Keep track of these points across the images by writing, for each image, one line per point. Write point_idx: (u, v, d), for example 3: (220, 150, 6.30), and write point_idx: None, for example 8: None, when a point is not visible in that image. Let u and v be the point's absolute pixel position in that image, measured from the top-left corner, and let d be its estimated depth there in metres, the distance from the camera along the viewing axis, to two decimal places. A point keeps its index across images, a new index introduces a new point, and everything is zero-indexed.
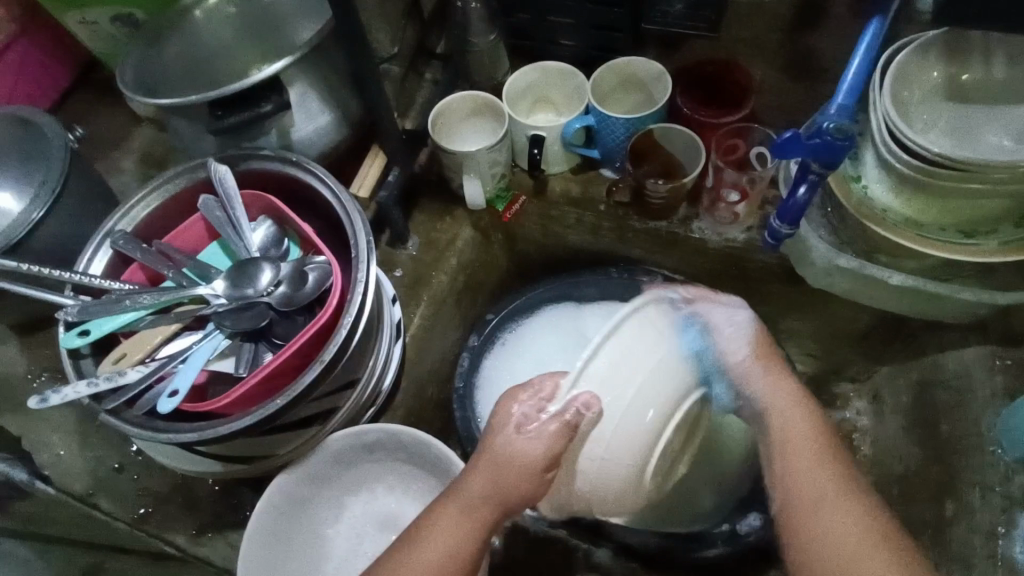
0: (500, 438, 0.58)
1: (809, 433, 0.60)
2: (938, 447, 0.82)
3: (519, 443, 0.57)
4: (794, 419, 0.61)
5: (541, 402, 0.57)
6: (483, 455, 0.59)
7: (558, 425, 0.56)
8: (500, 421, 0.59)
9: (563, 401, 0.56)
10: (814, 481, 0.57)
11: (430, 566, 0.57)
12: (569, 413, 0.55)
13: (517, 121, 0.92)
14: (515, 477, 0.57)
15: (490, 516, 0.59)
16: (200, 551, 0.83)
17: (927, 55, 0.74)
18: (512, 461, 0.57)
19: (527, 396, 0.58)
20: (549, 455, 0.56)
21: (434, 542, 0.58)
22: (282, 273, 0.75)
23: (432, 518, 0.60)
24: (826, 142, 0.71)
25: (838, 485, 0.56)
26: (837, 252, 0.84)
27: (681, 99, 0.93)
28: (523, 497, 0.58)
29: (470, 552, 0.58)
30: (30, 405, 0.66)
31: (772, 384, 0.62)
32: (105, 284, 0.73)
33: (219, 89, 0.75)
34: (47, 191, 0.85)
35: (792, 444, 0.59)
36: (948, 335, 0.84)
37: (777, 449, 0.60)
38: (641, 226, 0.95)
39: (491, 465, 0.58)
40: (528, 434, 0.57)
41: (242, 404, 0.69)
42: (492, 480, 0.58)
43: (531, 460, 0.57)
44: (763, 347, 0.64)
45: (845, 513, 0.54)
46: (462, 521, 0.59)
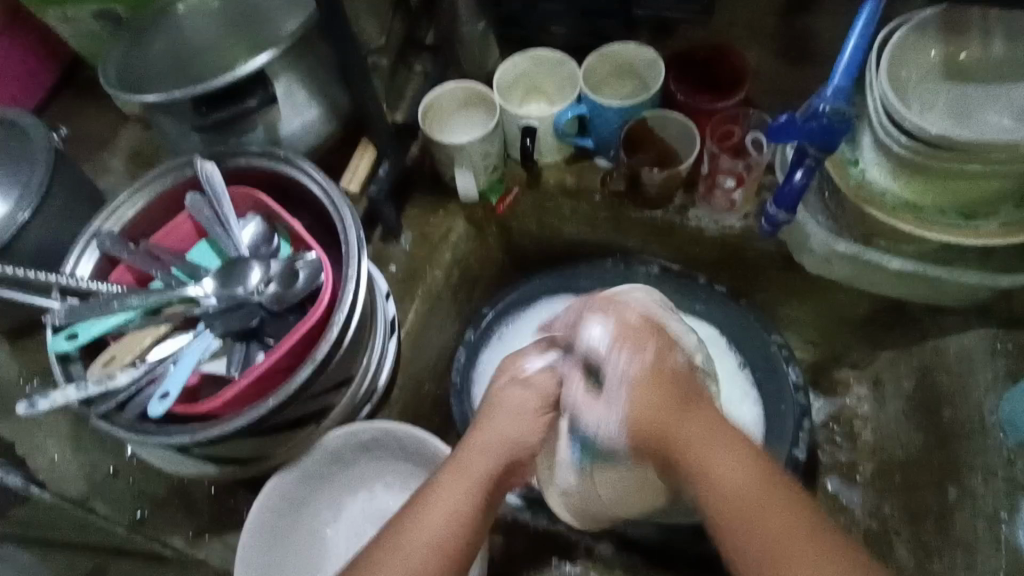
0: (503, 392, 0.67)
1: (754, 498, 0.51)
2: (941, 433, 0.81)
3: (514, 390, 0.66)
4: (743, 488, 0.51)
5: (536, 355, 0.68)
6: (492, 410, 0.65)
7: (546, 373, 0.66)
8: (503, 378, 0.68)
9: (553, 347, 0.68)
10: (792, 559, 0.48)
11: (427, 540, 0.57)
12: (555, 367, 0.66)
13: (509, 111, 0.91)
14: (513, 424, 0.64)
15: (486, 476, 0.62)
16: (198, 554, 0.81)
17: (925, 33, 0.72)
18: (510, 404, 0.65)
19: (526, 354, 0.69)
20: (543, 399, 0.65)
21: (428, 514, 0.58)
22: (273, 271, 0.74)
23: (429, 492, 0.60)
24: (822, 125, 0.69)
25: (812, 555, 0.48)
26: (836, 236, 0.83)
27: (675, 85, 0.91)
28: (523, 443, 0.65)
29: (468, 517, 0.59)
30: (18, 411, 0.65)
31: (693, 445, 0.55)
32: (92, 286, 0.72)
33: (202, 85, 0.73)
34: (32, 193, 0.84)
35: (744, 513, 0.51)
36: (949, 319, 0.84)
37: (719, 522, 0.52)
38: (637, 216, 0.94)
39: (496, 416, 0.65)
40: (521, 383, 0.66)
41: (234, 405, 0.68)
42: (495, 434, 0.64)
43: (528, 402, 0.65)
44: (659, 418, 0.57)
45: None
46: (464, 483, 0.60)
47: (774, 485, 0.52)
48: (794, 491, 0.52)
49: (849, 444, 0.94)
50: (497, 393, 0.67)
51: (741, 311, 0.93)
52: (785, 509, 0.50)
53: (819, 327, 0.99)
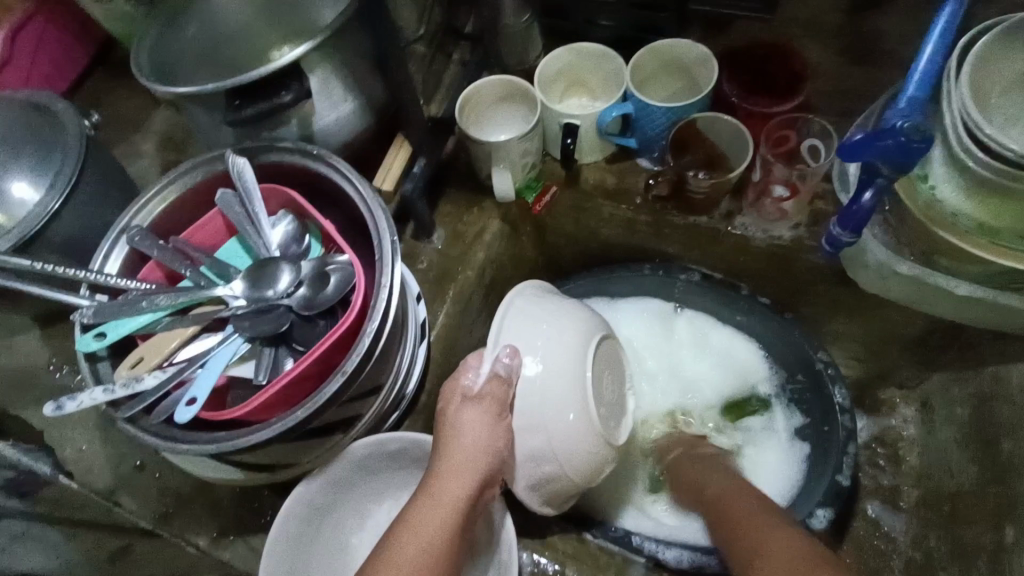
0: (450, 413, 0.67)
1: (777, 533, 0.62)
2: (998, 468, 0.76)
3: (469, 408, 0.66)
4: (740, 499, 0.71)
5: (474, 372, 0.67)
6: (446, 439, 0.66)
7: (493, 381, 0.66)
8: (449, 402, 0.68)
9: (492, 358, 0.68)
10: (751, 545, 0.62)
11: (417, 546, 0.60)
12: (500, 369, 0.67)
13: (551, 108, 0.87)
14: (472, 437, 0.65)
15: (464, 490, 0.64)
16: (221, 554, 0.80)
17: (1016, 37, 0.65)
18: (464, 427, 0.65)
19: (461, 373, 0.68)
20: (494, 409, 0.66)
21: (414, 528, 0.62)
22: (303, 273, 0.71)
23: (407, 515, 0.63)
24: (899, 143, 0.63)
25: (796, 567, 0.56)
26: (898, 258, 0.77)
27: (728, 85, 0.85)
28: (487, 452, 0.66)
29: (446, 538, 0.62)
30: (46, 412, 0.63)
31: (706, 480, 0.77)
32: (122, 284, 0.70)
33: (236, 77, 0.70)
34: (64, 180, 0.82)
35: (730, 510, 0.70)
36: (1013, 347, 0.78)
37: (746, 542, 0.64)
38: (680, 222, 0.90)
39: (452, 443, 0.66)
40: (472, 401, 0.66)
41: (262, 412, 0.66)
42: (457, 450, 0.65)
43: (484, 415, 0.66)
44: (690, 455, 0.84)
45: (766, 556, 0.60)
46: (437, 501, 0.63)
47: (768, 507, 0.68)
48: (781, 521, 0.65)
49: (894, 467, 0.94)
50: (448, 416, 0.67)
51: (786, 325, 0.90)
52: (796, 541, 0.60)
53: (867, 344, 0.94)
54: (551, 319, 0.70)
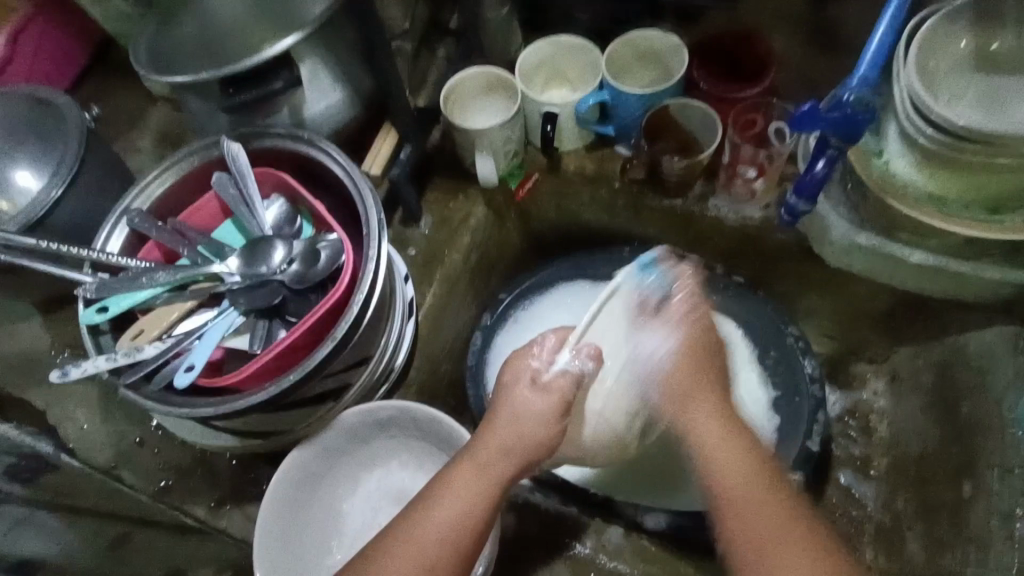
0: (515, 394, 0.65)
1: (748, 482, 0.57)
2: (958, 430, 0.80)
3: (534, 394, 0.64)
4: (738, 465, 0.58)
5: (548, 357, 0.66)
6: (499, 415, 0.64)
7: (562, 377, 0.64)
8: (512, 382, 0.66)
9: (573, 351, 0.64)
10: (761, 528, 0.54)
11: (443, 524, 0.59)
12: (576, 365, 0.64)
13: (530, 97, 0.91)
14: (530, 425, 0.63)
15: (506, 471, 0.62)
16: (219, 523, 0.85)
17: (956, 22, 0.70)
18: (526, 411, 0.64)
19: (535, 354, 0.66)
20: (559, 403, 0.64)
21: (445, 504, 0.60)
22: (295, 250, 0.75)
23: (447, 480, 0.62)
24: (845, 116, 0.69)
25: (776, 522, 0.55)
26: (857, 229, 0.82)
27: (698, 72, 0.90)
28: (541, 444, 0.64)
29: (481, 515, 0.60)
30: (51, 379, 0.67)
31: (697, 421, 0.62)
32: (122, 262, 0.74)
33: (229, 66, 0.74)
34: (65, 169, 0.86)
35: (732, 496, 0.57)
36: (971, 315, 0.82)
37: (722, 506, 0.57)
38: (656, 204, 0.94)
39: (508, 422, 0.64)
40: (540, 385, 0.64)
41: (256, 379, 0.70)
42: (508, 433, 0.63)
43: (546, 408, 0.64)
44: (700, 356, 0.64)
45: (791, 556, 0.53)
46: (477, 479, 0.62)
47: (768, 468, 0.58)
48: (779, 478, 0.58)
49: (865, 437, 0.98)
50: (507, 392, 0.65)
51: (758, 302, 0.94)
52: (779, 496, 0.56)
53: (837, 321, 0.98)
54: (632, 321, 0.66)
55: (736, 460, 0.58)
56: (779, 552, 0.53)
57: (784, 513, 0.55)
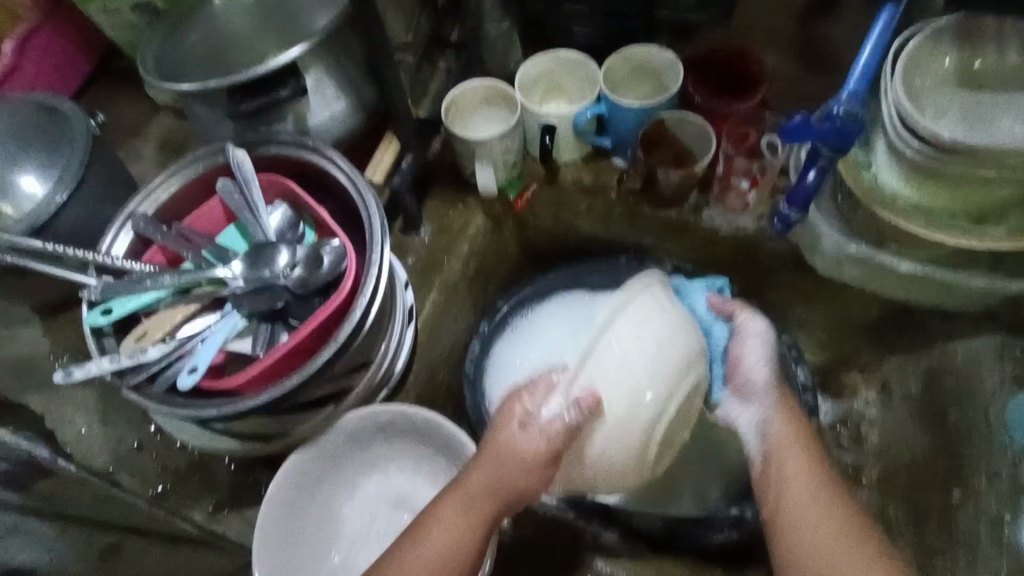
0: (504, 439, 0.64)
1: (803, 460, 0.64)
2: (947, 436, 0.82)
3: (524, 438, 0.62)
4: (792, 449, 0.65)
5: (541, 401, 0.63)
6: (486, 453, 0.64)
7: (555, 427, 0.61)
8: (504, 425, 0.65)
9: (567, 400, 0.61)
10: (811, 495, 0.62)
11: (441, 550, 0.62)
12: (569, 413, 0.61)
13: (530, 108, 0.93)
14: (516, 468, 0.63)
15: (489, 510, 0.64)
16: (216, 529, 0.84)
17: (939, 42, 0.73)
18: (513, 455, 0.63)
19: (527, 400, 0.64)
20: (548, 451, 0.62)
21: (435, 536, 0.63)
22: (299, 255, 0.76)
23: (438, 510, 0.64)
24: (837, 127, 0.71)
25: (825, 496, 0.62)
26: (849, 240, 0.84)
27: (693, 87, 0.92)
28: (525, 488, 0.64)
29: (472, 542, 0.63)
30: (54, 379, 0.68)
31: (772, 408, 0.67)
32: (127, 266, 0.75)
33: (238, 75, 0.76)
34: (70, 174, 0.87)
35: (786, 466, 0.64)
36: (958, 324, 0.84)
37: (776, 468, 0.65)
38: (652, 214, 0.96)
39: (493, 462, 0.64)
40: (533, 429, 0.62)
41: (257, 382, 0.71)
42: (493, 475, 0.64)
43: (532, 456, 0.62)
44: (776, 363, 0.70)
45: (839, 535, 0.59)
46: (466, 513, 0.63)
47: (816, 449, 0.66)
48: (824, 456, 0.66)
49: (857, 446, 0.99)
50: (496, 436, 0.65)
51: None
52: (827, 475, 0.64)
53: (829, 330, 1.00)
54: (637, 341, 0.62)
55: (800, 443, 0.66)
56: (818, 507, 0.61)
57: (815, 470, 0.64)
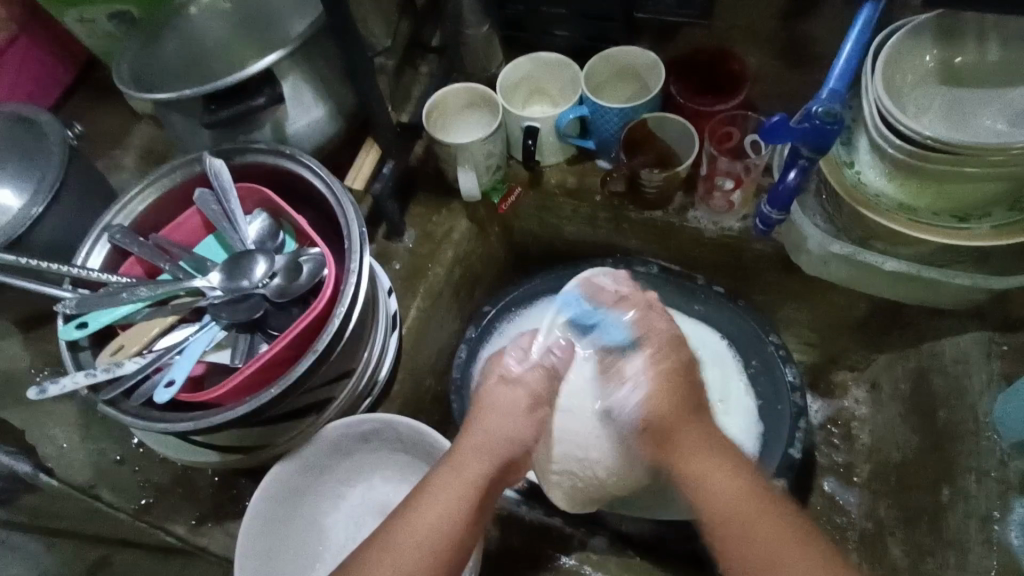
0: (490, 393, 0.67)
1: (736, 508, 0.57)
2: (935, 436, 0.81)
3: (503, 390, 0.66)
4: (723, 495, 0.58)
5: (521, 355, 0.68)
6: (476, 418, 0.66)
7: (537, 371, 0.67)
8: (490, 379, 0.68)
9: (543, 346, 0.68)
10: (761, 556, 0.55)
11: (426, 530, 0.59)
12: (548, 359, 0.68)
13: (511, 112, 0.92)
14: (504, 423, 0.65)
15: (480, 473, 0.63)
16: (200, 541, 0.83)
17: (920, 38, 0.73)
18: (497, 407, 0.66)
19: (507, 356, 0.69)
20: (531, 397, 0.66)
21: (425, 512, 0.60)
22: (277, 265, 0.75)
23: (430, 485, 0.62)
24: (815, 126, 0.70)
25: (776, 535, 0.56)
26: (832, 238, 0.82)
27: (675, 88, 0.92)
28: (513, 444, 0.65)
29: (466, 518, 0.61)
30: (29, 396, 0.67)
31: (683, 463, 0.61)
32: (103, 278, 0.74)
33: (213, 83, 0.75)
34: (47, 187, 0.86)
35: (722, 527, 0.57)
36: (946, 321, 0.84)
37: (713, 534, 0.58)
38: (637, 216, 0.95)
39: (483, 422, 0.65)
40: (513, 382, 0.67)
41: (236, 394, 0.70)
42: (484, 434, 0.64)
43: (518, 400, 0.66)
44: (670, 405, 0.62)
45: (798, 574, 0.54)
46: (456, 485, 0.62)
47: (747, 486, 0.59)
48: (766, 498, 0.58)
49: (847, 445, 0.98)
50: (481, 395, 0.67)
51: (740, 310, 0.95)
52: (780, 520, 0.57)
53: (817, 330, 0.99)
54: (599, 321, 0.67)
55: (732, 483, 0.59)
56: (780, 566, 0.54)
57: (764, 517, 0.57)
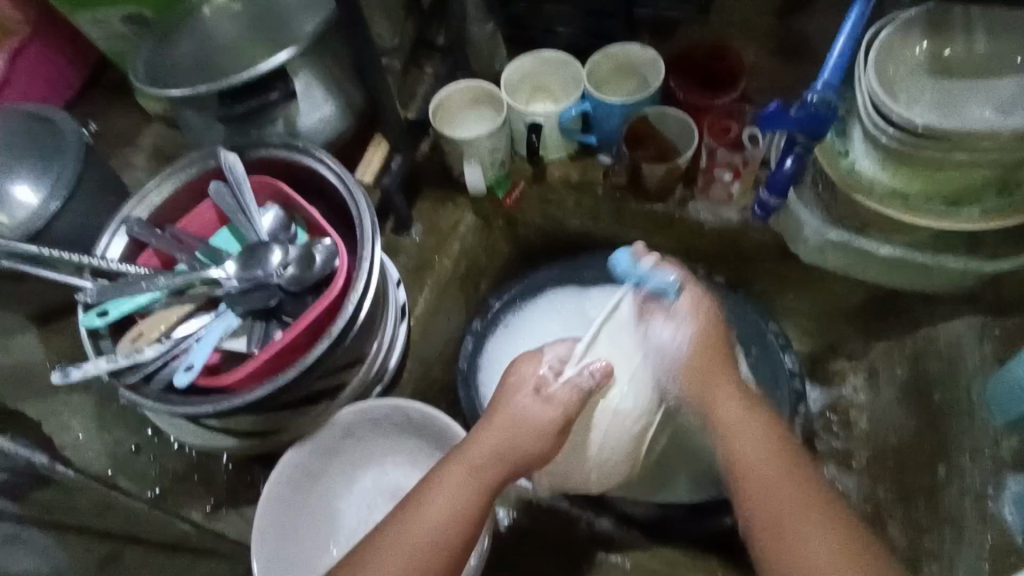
0: (514, 401, 0.65)
1: (767, 460, 0.60)
2: (931, 417, 0.84)
3: (534, 404, 0.64)
4: (756, 447, 0.61)
5: (556, 367, 0.66)
6: (493, 420, 0.64)
7: (568, 390, 0.65)
8: (514, 387, 0.66)
9: (581, 365, 0.65)
10: (783, 504, 0.58)
11: (430, 530, 0.59)
12: (584, 378, 0.65)
13: (515, 108, 0.95)
14: (527, 434, 0.63)
15: (496, 477, 0.63)
16: (215, 526, 0.86)
17: (910, 32, 0.76)
18: (524, 420, 0.64)
19: (539, 362, 0.66)
20: (562, 415, 0.64)
21: (431, 510, 0.60)
22: (291, 255, 0.77)
23: (437, 479, 0.62)
24: (810, 113, 0.74)
25: (802, 499, 0.58)
26: (828, 226, 0.86)
27: (675, 83, 0.94)
28: (533, 455, 0.64)
29: (472, 514, 0.61)
30: (54, 380, 0.69)
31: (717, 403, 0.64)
32: (122, 269, 0.76)
33: (229, 80, 0.78)
34: (64, 182, 0.88)
35: (751, 475, 0.60)
36: (940, 307, 0.86)
37: (738, 478, 0.61)
38: (637, 208, 0.98)
39: (501, 428, 0.64)
40: (543, 395, 0.64)
41: (253, 378, 0.72)
42: (504, 440, 0.63)
43: (547, 418, 0.64)
44: (705, 364, 0.66)
45: (812, 533, 0.56)
46: (465, 486, 0.62)
47: (785, 444, 0.62)
48: (800, 456, 0.61)
49: (846, 432, 0.99)
50: (500, 391, 0.66)
51: (739, 299, 0.97)
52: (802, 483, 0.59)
53: (815, 318, 1.02)
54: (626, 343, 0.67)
55: (765, 440, 0.62)
56: (797, 528, 0.56)
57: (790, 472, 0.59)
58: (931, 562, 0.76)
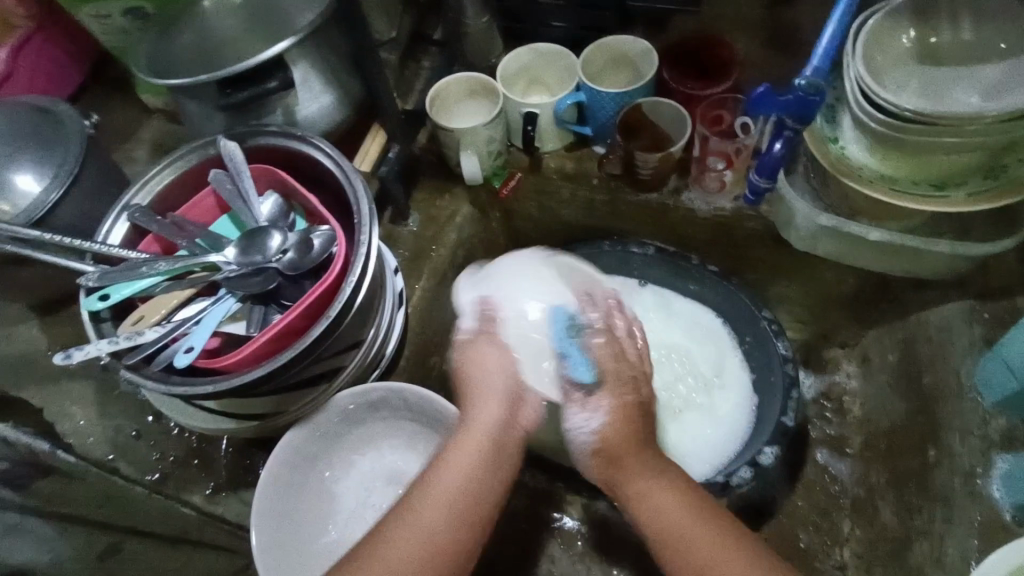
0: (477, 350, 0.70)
1: (680, 528, 0.59)
2: (922, 400, 0.85)
3: (480, 347, 0.69)
4: (671, 515, 0.60)
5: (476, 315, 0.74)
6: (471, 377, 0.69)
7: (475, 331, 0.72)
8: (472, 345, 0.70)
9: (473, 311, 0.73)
10: (704, 562, 0.57)
11: (448, 497, 0.62)
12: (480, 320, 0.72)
13: (510, 98, 0.96)
14: (493, 376, 0.68)
15: (493, 432, 0.66)
16: (215, 509, 0.87)
17: (897, 20, 0.77)
18: (479, 362, 0.69)
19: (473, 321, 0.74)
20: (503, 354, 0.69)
21: (446, 481, 0.63)
22: (290, 241, 0.79)
23: (445, 457, 0.64)
24: (798, 97, 0.81)
25: (722, 560, 0.56)
26: (818, 211, 0.85)
27: (668, 74, 0.96)
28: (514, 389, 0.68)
29: (483, 482, 0.63)
30: (55, 361, 0.70)
31: (642, 491, 0.62)
32: (123, 254, 0.77)
33: (226, 69, 0.79)
34: (66, 172, 0.89)
35: (671, 539, 0.59)
36: (930, 292, 0.88)
37: (663, 549, 0.59)
38: (633, 199, 0.99)
39: (479, 383, 0.68)
40: (487, 339, 0.70)
41: (250, 361, 0.73)
42: (484, 390, 0.68)
43: (496, 357, 0.69)
44: (625, 438, 0.64)
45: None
46: (473, 451, 0.64)
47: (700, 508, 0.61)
48: (719, 517, 0.60)
49: (839, 417, 1.01)
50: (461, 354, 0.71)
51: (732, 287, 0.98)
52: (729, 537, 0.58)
53: (809, 305, 1.03)
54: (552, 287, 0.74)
55: (682, 507, 0.61)
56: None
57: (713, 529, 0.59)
58: (921, 542, 0.77)
